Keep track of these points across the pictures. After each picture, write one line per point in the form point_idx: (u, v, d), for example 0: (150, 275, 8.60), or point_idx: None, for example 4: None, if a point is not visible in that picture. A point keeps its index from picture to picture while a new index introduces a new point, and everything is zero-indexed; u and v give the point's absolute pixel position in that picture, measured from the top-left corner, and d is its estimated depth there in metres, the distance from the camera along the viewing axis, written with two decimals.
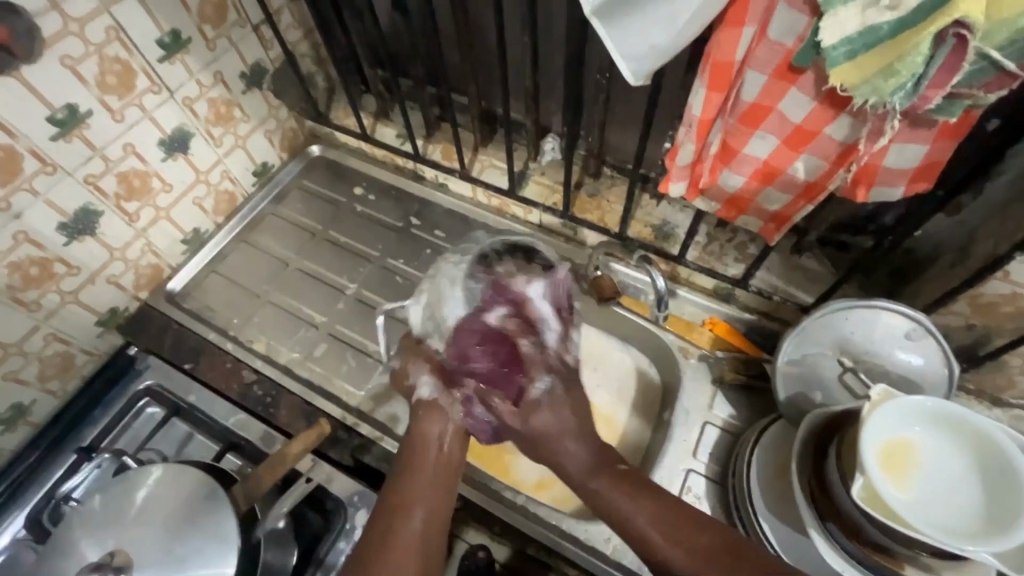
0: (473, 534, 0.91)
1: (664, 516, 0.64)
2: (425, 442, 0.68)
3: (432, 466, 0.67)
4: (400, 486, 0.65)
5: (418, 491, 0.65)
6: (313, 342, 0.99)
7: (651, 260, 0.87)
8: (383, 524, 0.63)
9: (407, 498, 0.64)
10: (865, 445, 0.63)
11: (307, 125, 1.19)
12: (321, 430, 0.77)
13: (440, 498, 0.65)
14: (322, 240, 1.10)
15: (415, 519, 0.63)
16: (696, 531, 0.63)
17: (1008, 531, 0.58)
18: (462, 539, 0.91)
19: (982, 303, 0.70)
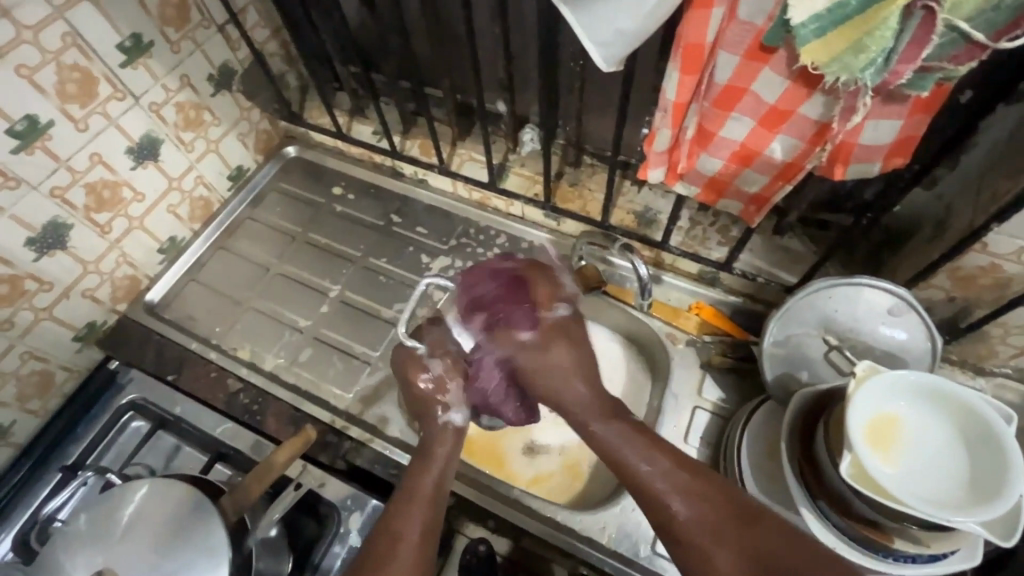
0: (472, 529, 0.89)
1: (677, 471, 0.61)
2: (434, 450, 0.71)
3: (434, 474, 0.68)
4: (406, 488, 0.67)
5: (422, 495, 0.66)
6: (298, 346, 0.97)
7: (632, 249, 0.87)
8: (389, 524, 0.64)
9: (414, 496, 0.66)
10: (851, 422, 0.64)
11: (282, 126, 1.17)
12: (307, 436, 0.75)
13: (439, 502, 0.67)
14: (302, 243, 1.09)
15: (415, 519, 0.64)
16: (711, 490, 0.59)
17: (992, 501, 0.58)
18: (463, 534, 0.89)
19: (961, 276, 0.71)
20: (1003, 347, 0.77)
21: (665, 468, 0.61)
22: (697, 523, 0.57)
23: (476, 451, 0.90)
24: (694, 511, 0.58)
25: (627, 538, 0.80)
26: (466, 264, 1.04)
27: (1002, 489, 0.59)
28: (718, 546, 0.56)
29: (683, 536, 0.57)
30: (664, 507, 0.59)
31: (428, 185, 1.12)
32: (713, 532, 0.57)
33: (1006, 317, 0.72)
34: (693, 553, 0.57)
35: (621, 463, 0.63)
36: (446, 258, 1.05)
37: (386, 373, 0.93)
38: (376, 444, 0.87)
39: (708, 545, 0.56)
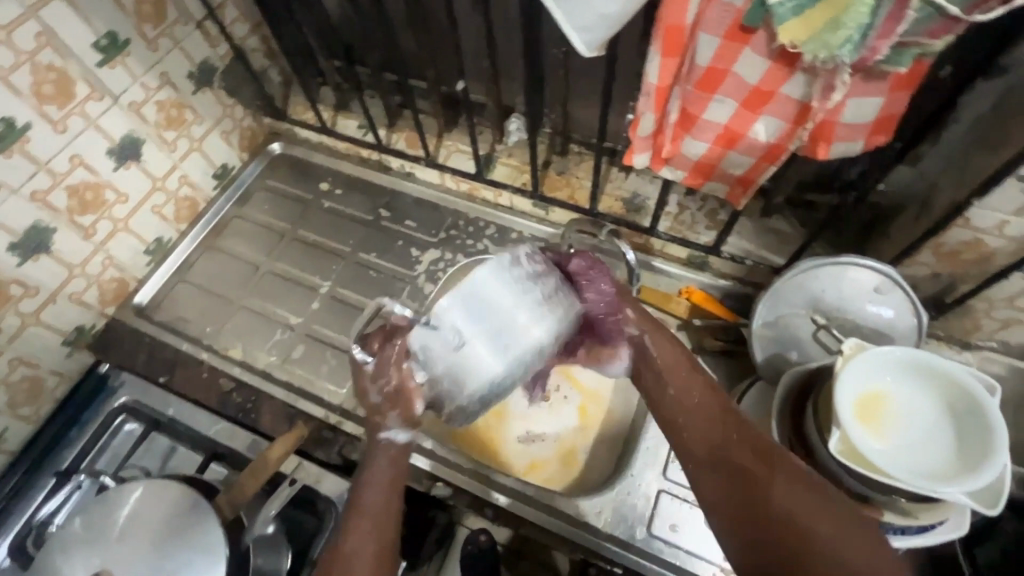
0: (472, 520, 0.91)
1: (717, 419, 0.64)
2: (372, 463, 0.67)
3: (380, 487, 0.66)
4: (350, 511, 0.66)
5: (369, 517, 0.65)
6: (290, 344, 0.97)
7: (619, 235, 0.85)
8: (338, 548, 0.64)
9: (361, 513, 0.65)
10: (840, 397, 0.65)
11: (266, 123, 1.16)
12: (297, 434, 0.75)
13: (390, 524, 0.66)
14: (291, 240, 1.08)
15: (360, 549, 0.63)
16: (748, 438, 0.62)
17: (978, 470, 0.60)
18: (464, 526, 0.91)
19: (946, 252, 0.72)
20: (988, 320, 0.78)
21: (725, 407, 0.64)
22: (739, 454, 0.61)
23: (470, 442, 0.90)
24: (737, 444, 0.62)
25: (624, 521, 0.81)
26: (456, 256, 1.04)
27: (988, 457, 0.60)
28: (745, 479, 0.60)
29: (719, 460, 0.62)
30: (686, 441, 0.64)
31: (415, 178, 1.11)
32: (748, 469, 0.60)
33: (990, 291, 0.73)
34: (704, 481, 0.62)
35: (687, 408, 0.65)
36: (436, 250, 1.05)
37: None
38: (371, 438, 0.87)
39: (738, 475, 0.60)
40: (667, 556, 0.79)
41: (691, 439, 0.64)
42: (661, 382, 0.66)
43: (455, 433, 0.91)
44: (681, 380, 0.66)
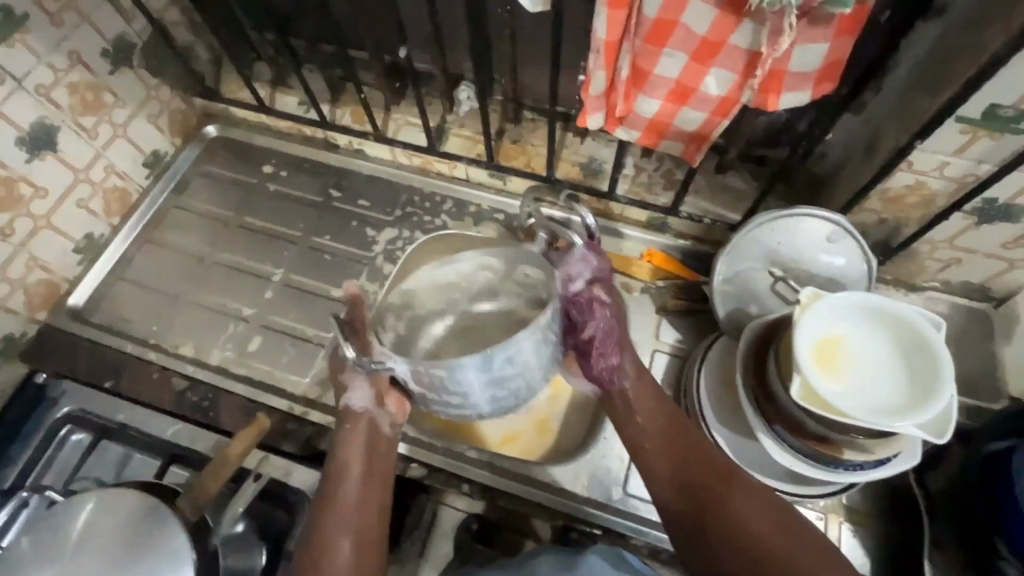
0: (454, 498, 0.84)
1: (677, 445, 0.70)
2: (349, 454, 0.71)
3: (359, 477, 0.70)
4: (329, 501, 0.68)
5: (345, 509, 0.68)
6: (245, 337, 0.92)
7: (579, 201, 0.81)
8: (317, 539, 0.66)
9: (337, 503, 0.68)
10: (799, 345, 0.67)
11: (197, 104, 1.08)
12: (260, 426, 0.72)
13: (370, 517, 0.69)
14: (237, 227, 1.02)
15: (342, 541, 0.66)
16: (707, 459, 0.69)
17: (928, 402, 0.63)
18: (445, 505, 0.83)
19: (891, 197, 0.74)
20: (930, 261, 0.82)
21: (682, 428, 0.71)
22: (701, 474, 0.68)
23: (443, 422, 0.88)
24: (698, 464, 0.69)
25: (601, 484, 0.82)
26: (414, 233, 1.01)
27: (937, 390, 0.63)
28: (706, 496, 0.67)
29: (683, 480, 0.68)
30: (653, 466, 0.70)
31: (365, 155, 1.07)
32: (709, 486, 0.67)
33: (933, 233, 0.76)
34: (672, 501, 0.68)
35: (652, 433, 0.72)
36: (393, 229, 1.01)
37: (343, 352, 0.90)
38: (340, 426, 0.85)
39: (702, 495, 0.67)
40: (643, 512, 0.81)
41: (657, 463, 0.70)
42: (630, 409, 0.73)
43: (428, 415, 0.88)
44: (642, 407, 0.72)
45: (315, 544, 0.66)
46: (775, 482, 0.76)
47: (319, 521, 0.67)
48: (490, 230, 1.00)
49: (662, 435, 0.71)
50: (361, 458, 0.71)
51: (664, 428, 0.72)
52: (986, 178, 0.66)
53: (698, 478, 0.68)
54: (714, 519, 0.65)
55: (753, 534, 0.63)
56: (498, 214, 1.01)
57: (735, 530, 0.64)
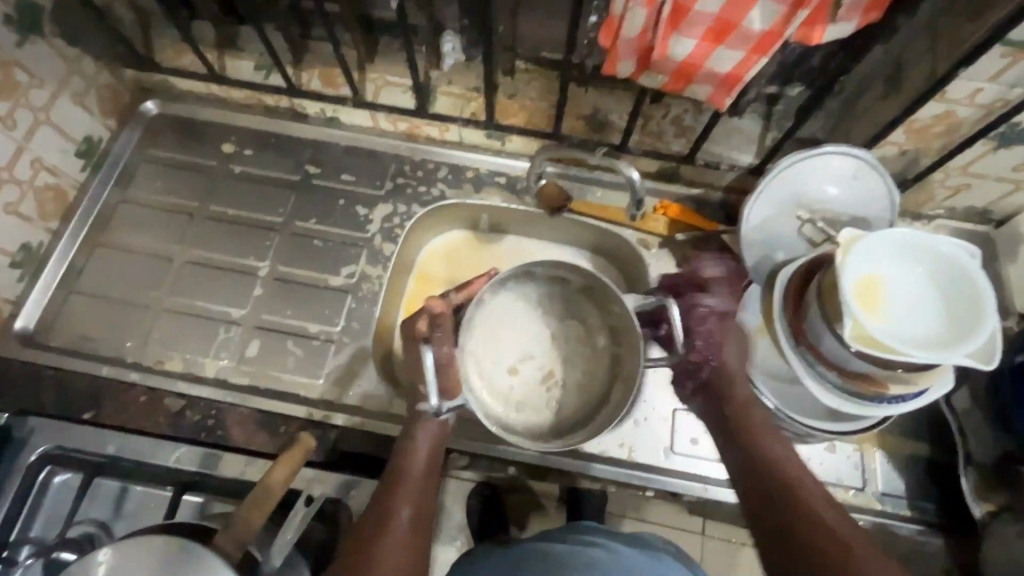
0: (460, 470, 0.86)
1: (783, 499, 0.62)
2: (414, 451, 0.67)
3: (422, 462, 0.66)
4: (388, 491, 0.64)
5: (409, 487, 0.65)
6: (240, 342, 0.82)
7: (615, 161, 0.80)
8: (376, 511, 0.63)
9: (403, 479, 0.65)
10: (845, 286, 0.66)
11: (129, 76, 0.92)
12: (308, 445, 0.64)
13: (420, 523, 0.63)
14: (205, 219, 0.89)
15: (395, 535, 0.60)
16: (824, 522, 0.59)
17: (972, 332, 0.64)
18: (451, 477, 0.85)
19: (916, 129, 0.73)
20: (940, 190, 0.83)
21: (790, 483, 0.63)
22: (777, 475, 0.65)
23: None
24: (810, 528, 0.59)
25: (646, 446, 0.81)
26: (411, 207, 0.92)
27: (979, 320, 0.65)
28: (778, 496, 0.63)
29: (770, 519, 0.62)
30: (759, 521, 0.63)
31: (341, 123, 0.95)
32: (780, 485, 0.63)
33: (951, 161, 0.76)
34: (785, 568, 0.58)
35: (756, 486, 0.65)
36: (387, 204, 0.92)
37: (355, 347, 0.82)
38: (366, 427, 0.78)
39: (785, 518, 0.61)
40: (690, 468, 0.81)
41: (762, 519, 0.63)
42: (729, 445, 0.69)
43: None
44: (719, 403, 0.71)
45: (365, 537, 0.60)
46: (817, 421, 0.77)
47: (372, 515, 0.63)
48: (494, 196, 0.92)
49: (742, 431, 0.69)
50: (425, 458, 0.67)
51: (741, 426, 0.69)
52: (1016, 102, 0.66)
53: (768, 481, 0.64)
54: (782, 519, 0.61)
55: None
56: (500, 178, 0.94)
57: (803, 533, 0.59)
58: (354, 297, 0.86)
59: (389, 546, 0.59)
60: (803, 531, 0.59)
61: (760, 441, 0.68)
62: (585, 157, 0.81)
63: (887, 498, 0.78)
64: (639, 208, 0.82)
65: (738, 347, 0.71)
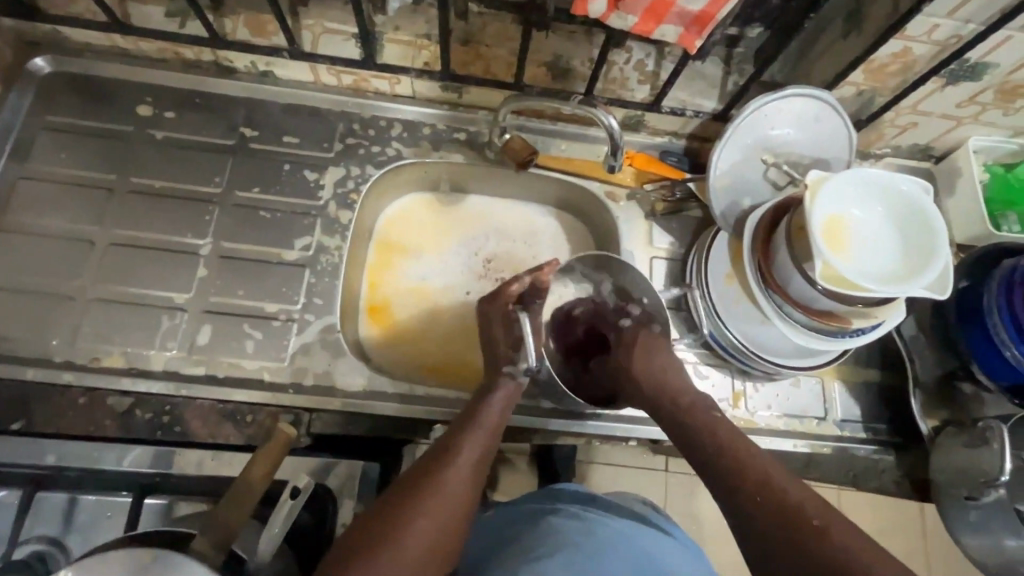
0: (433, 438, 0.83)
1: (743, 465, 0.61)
2: (488, 408, 0.67)
3: (494, 414, 0.66)
4: (454, 437, 0.63)
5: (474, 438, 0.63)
6: (188, 329, 0.74)
7: (590, 103, 0.77)
8: (438, 458, 0.61)
9: (472, 426, 0.64)
10: (814, 227, 0.67)
11: (9, 26, 0.78)
12: (290, 438, 0.58)
13: (472, 485, 0.60)
14: (127, 194, 0.79)
15: (448, 486, 0.58)
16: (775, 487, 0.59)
17: (927, 266, 0.67)
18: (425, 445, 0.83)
19: (875, 68, 0.74)
20: (890, 129, 0.86)
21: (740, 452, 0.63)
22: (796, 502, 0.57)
23: (399, 342, 0.86)
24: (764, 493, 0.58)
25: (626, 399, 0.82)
26: (365, 169, 0.85)
27: (932, 255, 0.68)
28: (803, 530, 0.54)
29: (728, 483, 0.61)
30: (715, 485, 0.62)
31: (276, 78, 0.85)
32: (803, 513, 0.56)
33: (904, 100, 0.79)
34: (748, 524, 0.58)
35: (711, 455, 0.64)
36: (337, 167, 0.84)
37: (321, 325, 0.77)
38: (341, 407, 0.74)
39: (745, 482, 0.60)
40: None
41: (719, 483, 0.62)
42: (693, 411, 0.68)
43: (380, 333, 0.86)
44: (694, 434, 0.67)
45: (423, 475, 0.59)
46: (783, 359, 0.80)
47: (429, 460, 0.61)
48: (454, 154, 0.87)
49: (711, 447, 0.64)
50: (496, 420, 0.66)
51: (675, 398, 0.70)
52: (969, 38, 0.68)
53: (773, 511, 0.57)
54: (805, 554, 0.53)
55: (820, 551, 0.53)
56: (460, 134, 0.88)
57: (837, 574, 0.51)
58: (313, 271, 0.79)
59: (445, 496, 0.57)
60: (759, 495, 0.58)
61: (713, 419, 0.67)
62: (556, 105, 0.77)
63: (846, 425, 0.83)
64: (617, 157, 0.81)
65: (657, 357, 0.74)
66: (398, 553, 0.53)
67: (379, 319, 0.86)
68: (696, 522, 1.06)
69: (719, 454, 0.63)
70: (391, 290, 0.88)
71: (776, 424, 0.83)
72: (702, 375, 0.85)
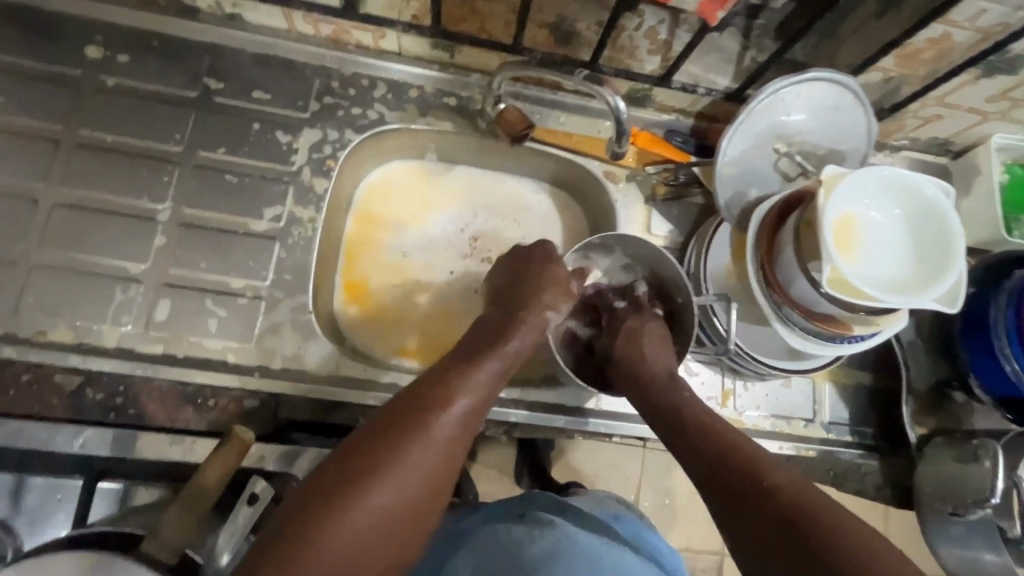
0: None
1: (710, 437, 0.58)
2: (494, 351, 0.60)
3: (498, 355, 0.59)
4: (454, 369, 0.56)
5: (475, 379, 0.55)
6: (144, 303, 0.68)
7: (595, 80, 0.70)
8: (428, 393, 0.53)
9: (472, 365, 0.57)
10: (826, 224, 0.63)
11: None
12: (246, 442, 0.54)
13: (446, 469, 0.50)
14: (76, 148, 0.71)
15: (431, 434, 0.50)
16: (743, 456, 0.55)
17: (942, 276, 0.63)
18: None
19: (908, 53, 0.68)
20: (912, 120, 0.80)
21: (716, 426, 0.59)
22: (754, 462, 0.54)
23: (377, 323, 0.81)
24: (730, 461, 0.54)
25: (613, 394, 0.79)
26: (343, 133, 0.77)
27: (948, 264, 0.64)
28: (759, 489, 0.51)
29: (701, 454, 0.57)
30: (693, 458, 0.58)
31: (245, 23, 0.75)
32: (756, 473, 0.53)
33: (933, 90, 0.73)
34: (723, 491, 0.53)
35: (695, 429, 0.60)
36: (313, 129, 0.76)
37: (291, 304, 0.71)
38: (313, 393, 0.70)
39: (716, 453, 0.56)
40: None
41: (698, 456, 0.57)
42: (678, 385, 0.65)
43: (358, 311, 0.80)
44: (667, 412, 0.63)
45: (408, 412, 0.51)
46: (778, 361, 0.77)
47: (388, 429, 0.49)
48: (443, 121, 0.80)
49: (690, 422, 0.60)
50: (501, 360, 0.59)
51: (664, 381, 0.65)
52: (1016, 28, 0.61)
53: (732, 471, 0.54)
54: (764, 510, 0.50)
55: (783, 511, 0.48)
56: (450, 99, 0.80)
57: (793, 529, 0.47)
58: (283, 245, 0.73)
59: (429, 442, 0.50)
60: (725, 460, 0.55)
61: (684, 396, 0.63)
62: (559, 79, 0.70)
63: (833, 427, 0.81)
64: (622, 144, 0.74)
65: (642, 346, 0.69)
66: (358, 515, 0.45)
67: (356, 298, 0.81)
68: (670, 497, 1.06)
69: (697, 429, 0.59)
70: (370, 266, 0.82)
71: (763, 424, 0.80)
72: (692, 372, 0.81)
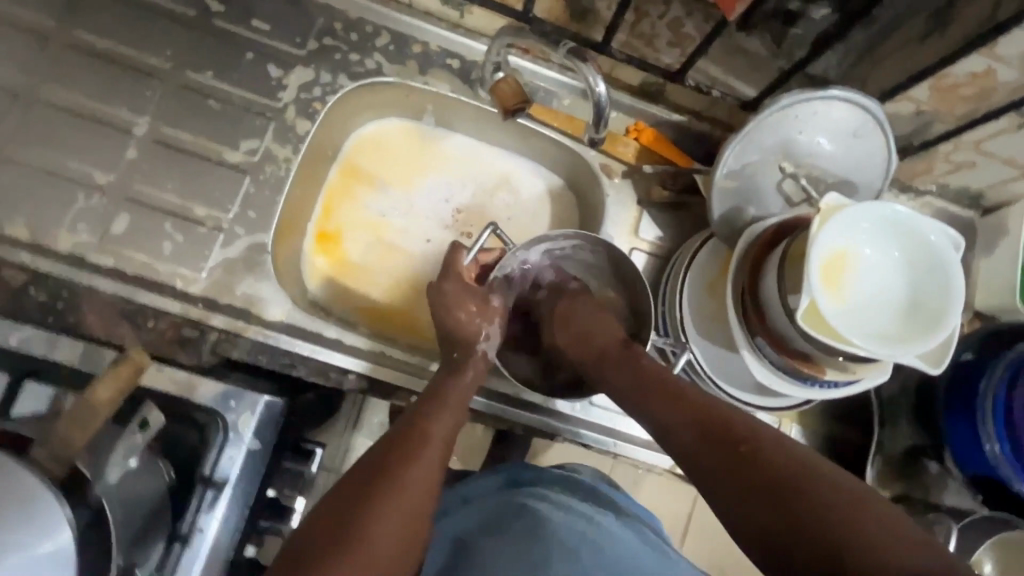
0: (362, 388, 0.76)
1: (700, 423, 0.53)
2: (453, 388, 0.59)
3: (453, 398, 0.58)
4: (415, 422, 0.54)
5: (436, 422, 0.55)
6: (104, 213, 0.67)
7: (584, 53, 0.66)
8: (393, 448, 0.51)
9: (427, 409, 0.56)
10: (814, 256, 0.57)
11: None
12: (143, 363, 0.53)
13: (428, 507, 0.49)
14: (65, 49, 0.70)
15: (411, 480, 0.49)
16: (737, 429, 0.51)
17: (931, 333, 0.58)
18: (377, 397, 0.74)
19: (945, 87, 0.62)
20: (942, 163, 0.73)
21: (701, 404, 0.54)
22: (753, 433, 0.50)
23: (343, 280, 0.78)
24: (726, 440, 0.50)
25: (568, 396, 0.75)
26: (336, 78, 0.75)
27: (942, 321, 0.58)
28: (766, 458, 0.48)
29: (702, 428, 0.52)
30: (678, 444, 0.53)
31: None
32: (748, 442, 0.49)
33: (966, 133, 0.66)
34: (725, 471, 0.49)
35: (676, 421, 0.55)
36: (306, 67, 0.74)
37: (251, 241, 0.69)
38: (254, 334, 0.68)
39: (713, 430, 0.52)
40: (604, 421, 0.76)
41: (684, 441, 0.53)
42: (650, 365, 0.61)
43: (326, 263, 0.78)
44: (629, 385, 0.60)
45: (380, 471, 0.49)
46: (744, 394, 0.72)
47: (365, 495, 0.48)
48: (442, 82, 0.77)
49: (666, 406, 0.56)
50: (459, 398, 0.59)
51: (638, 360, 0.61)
52: None
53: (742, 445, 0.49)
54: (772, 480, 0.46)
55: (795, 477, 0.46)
56: (453, 60, 0.77)
57: (792, 501, 0.45)
58: (254, 180, 0.71)
59: (409, 488, 0.49)
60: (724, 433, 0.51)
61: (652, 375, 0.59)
62: (551, 50, 0.66)
63: None
64: (600, 129, 0.70)
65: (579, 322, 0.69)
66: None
67: (327, 249, 0.79)
68: None
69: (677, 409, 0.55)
70: (346, 219, 0.80)
71: None
72: None
